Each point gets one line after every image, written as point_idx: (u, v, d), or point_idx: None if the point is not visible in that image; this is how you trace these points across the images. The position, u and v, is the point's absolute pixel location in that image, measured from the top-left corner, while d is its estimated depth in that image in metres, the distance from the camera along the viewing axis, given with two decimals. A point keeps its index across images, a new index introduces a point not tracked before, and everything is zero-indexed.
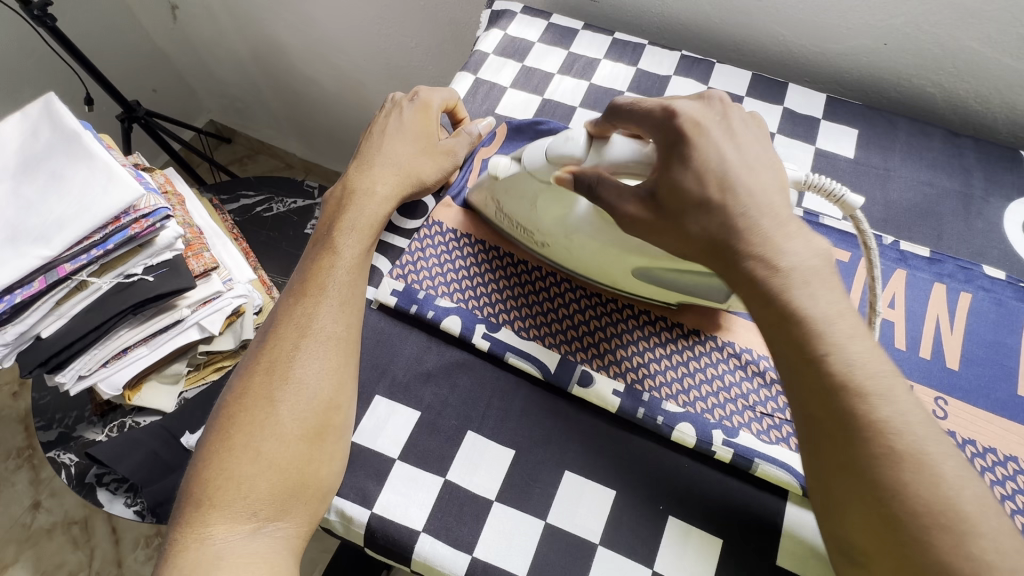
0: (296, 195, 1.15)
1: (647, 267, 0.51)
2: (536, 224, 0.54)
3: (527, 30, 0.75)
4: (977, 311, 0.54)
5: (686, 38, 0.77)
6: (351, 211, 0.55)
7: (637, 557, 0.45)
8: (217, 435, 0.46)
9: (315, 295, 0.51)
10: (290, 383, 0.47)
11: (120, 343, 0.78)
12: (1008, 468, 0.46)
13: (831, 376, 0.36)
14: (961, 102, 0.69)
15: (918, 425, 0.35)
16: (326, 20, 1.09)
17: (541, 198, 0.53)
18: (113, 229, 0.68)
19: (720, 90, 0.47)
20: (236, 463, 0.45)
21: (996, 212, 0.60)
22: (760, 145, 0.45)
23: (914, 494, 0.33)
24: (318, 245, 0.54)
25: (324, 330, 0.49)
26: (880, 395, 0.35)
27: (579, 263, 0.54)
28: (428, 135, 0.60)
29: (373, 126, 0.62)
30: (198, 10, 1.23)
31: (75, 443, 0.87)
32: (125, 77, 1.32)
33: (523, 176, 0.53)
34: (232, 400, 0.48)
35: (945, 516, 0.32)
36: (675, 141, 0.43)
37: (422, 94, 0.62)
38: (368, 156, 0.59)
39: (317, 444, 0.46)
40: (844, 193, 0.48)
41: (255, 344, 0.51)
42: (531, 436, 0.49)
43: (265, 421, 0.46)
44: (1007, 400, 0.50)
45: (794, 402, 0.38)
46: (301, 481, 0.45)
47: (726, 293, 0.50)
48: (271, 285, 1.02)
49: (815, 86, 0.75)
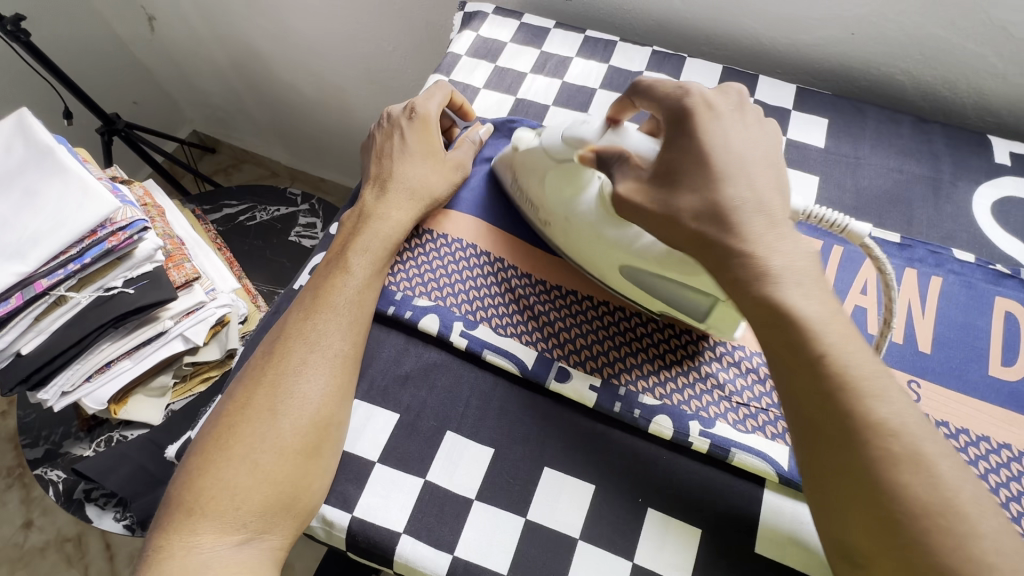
0: (279, 203, 1.15)
1: (631, 265, 0.51)
2: (543, 202, 0.55)
3: (500, 30, 0.75)
4: (948, 294, 0.55)
5: (658, 35, 0.77)
6: (364, 234, 0.55)
7: (616, 549, 0.45)
8: (215, 442, 0.46)
9: (326, 313, 0.51)
10: (292, 398, 0.47)
11: (103, 356, 0.77)
12: (980, 447, 0.47)
13: (829, 377, 0.38)
14: (929, 88, 0.69)
15: (914, 425, 0.37)
16: (302, 27, 1.09)
17: (551, 175, 0.54)
18: (90, 243, 0.68)
19: (741, 84, 0.49)
20: (231, 474, 0.45)
21: (964, 196, 0.61)
22: (768, 144, 0.47)
23: (912, 496, 0.35)
24: (332, 265, 0.54)
25: (332, 347, 0.50)
26: (876, 395, 0.38)
27: (575, 250, 0.55)
28: (433, 150, 0.60)
29: (377, 149, 0.62)
30: (175, 21, 1.23)
31: (62, 460, 0.87)
32: (104, 90, 1.31)
33: (538, 151, 0.55)
34: (231, 409, 0.48)
35: (944, 517, 0.34)
36: (682, 119, 0.46)
37: (419, 109, 0.61)
38: (382, 180, 0.59)
39: (312, 461, 0.46)
40: (849, 223, 0.46)
41: (259, 354, 0.51)
42: (510, 434, 0.50)
43: (266, 433, 0.46)
44: (979, 381, 0.50)
45: (795, 407, 0.40)
46: (293, 496, 0.45)
47: (706, 312, 0.49)
48: (256, 294, 1.02)
49: (786, 78, 0.76)
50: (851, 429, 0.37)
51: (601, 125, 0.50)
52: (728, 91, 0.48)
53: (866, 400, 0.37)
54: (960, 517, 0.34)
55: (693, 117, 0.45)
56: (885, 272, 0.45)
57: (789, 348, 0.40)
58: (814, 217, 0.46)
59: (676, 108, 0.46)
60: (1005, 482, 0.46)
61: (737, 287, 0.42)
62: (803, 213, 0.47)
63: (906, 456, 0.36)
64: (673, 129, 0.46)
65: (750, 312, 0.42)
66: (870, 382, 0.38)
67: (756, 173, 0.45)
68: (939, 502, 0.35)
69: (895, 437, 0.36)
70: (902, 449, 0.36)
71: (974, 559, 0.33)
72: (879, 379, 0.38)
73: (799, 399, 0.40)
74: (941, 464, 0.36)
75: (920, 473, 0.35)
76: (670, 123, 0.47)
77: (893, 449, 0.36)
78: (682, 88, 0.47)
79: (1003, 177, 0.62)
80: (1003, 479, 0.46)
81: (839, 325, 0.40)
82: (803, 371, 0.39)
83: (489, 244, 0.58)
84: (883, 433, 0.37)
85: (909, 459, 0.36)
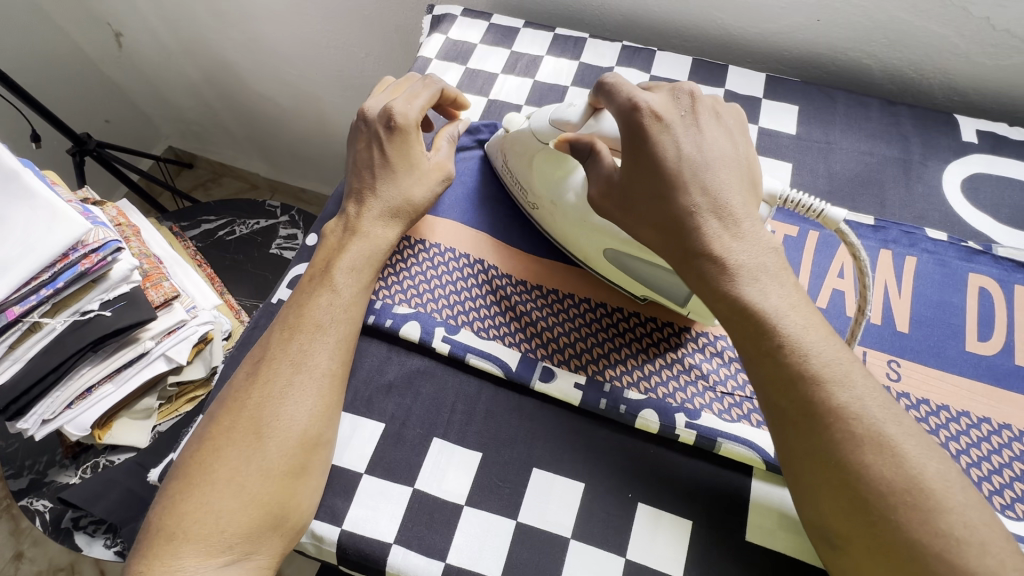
0: (258, 216, 1.14)
1: (619, 249, 0.53)
2: (532, 186, 0.57)
3: (469, 32, 0.75)
4: (922, 274, 0.55)
5: (627, 30, 0.77)
6: (349, 252, 0.53)
7: (609, 547, 0.45)
8: (198, 466, 0.45)
9: (310, 332, 0.49)
10: (277, 421, 0.46)
11: (83, 382, 0.75)
12: (962, 423, 0.48)
13: (798, 364, 0.41)
14: (897, 71, 0.70)
15: (876, 409, 0.39)
16: (273, 38, 1.08)
17: (539, 158, 0.56)
18: (61, 267, 0.66)
19: (691, 81, 0.50)
20: (215, 497, 0.44)
21: (934, 175, 0.62)
22: (728, 141, 0.48)
23: (874, 476, 0.37)
24: (312, 283, 0.52)
25: (320, 366, 0.48)
26: (837, 382, 0.40)
27: (560, 233, 0.56)
28: (415, 164, 0.56)
29: (356, 160, 0.57)
30: (145, 38, 1.21)
31: (48, 489, 0.84)
32: (75, 109, 1.28)
33: (526, 132, 0.56)
34: (214, 432, 0.47)
35: (908, 494, 0.37)
36: (636, 133, 0.47)
37: (397, 117, 0.55)
38: (361, 193, 0.56)
39: (299, 480, 0.45)
40: (825, 207, 0.47)
41: (243, 374, 0.49)
42: (496, 436, 0.49)
43: (252, 455, 0.45)
44: (957, 356, 0.51)
45: (764, 400, 0.42)
46: (280, 516, 0.44)
47: (686, 295, 0.51)
48: (240, 309, 1.01)
49: (756, 67, 0.76)
50: (814, 415, 0.40)
51: (584, 110, 0.51)
52: (678, 95, 0.49)
53: (827, 387, 0.40)
54: (925, 495, 0.36)
55: (642, 131, 0.46)
56: (860, 259, 0.46)
57: (752, 343, 0.42)
58: (792, 202, 0.48)
59: (628, 120, 0.47)
60: (987, 455, 0.46)
61: (704, 285, 0.45)
62: (781, 198, 0.49)
63: (868, 437, 0.38)
64: (627, 144, 0.47)
65: (718, 311, 0.44)
66: (830, 369, 0.40)
67: (713, 175, 0.46)
68: (903, 480, 0.37)
69: (856, 419, 0.39)
70: (864, 431, 0.38)
71: (944, 534, 0.35)
72: (839, 365, 0.41)
73: (767, 394, 0.42)
74: (907, 444, 0.38)
75: (887, 454, 0.38)
76: (623, 135, 0.48)
77: (855, 431, 0.38)
78: (633, 98, 0.47)
79: (970, 154, 0.63)
80: (984, 452, 0.47)
81: (798, 313, 0.43)
82: (766, 365, 0.42)
83: (468, 247, 0.58)
84: (845, 416, 0.39)
85: (871, 440, 0.38)
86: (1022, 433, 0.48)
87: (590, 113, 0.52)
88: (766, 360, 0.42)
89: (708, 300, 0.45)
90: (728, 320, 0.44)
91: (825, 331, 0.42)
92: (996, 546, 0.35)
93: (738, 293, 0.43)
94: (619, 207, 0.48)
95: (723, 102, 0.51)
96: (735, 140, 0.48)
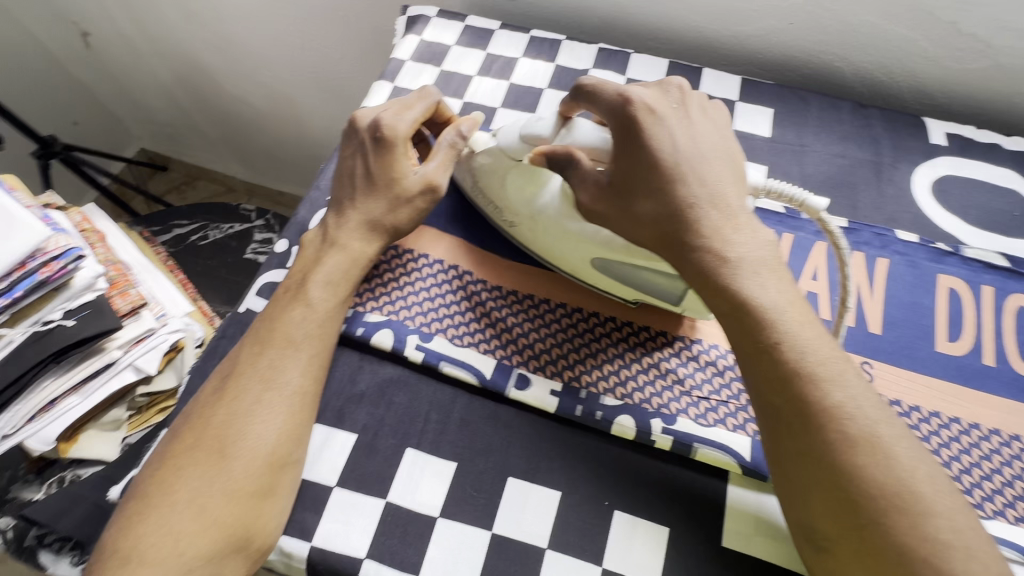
0: (232, 220, 1.11)
1: (606, 257, 0.51)
2: (507, 203, 0.55)
3: (443, 34, 0.74)
4: (894, 275, 0.56)
5: (602, 32, 0.77)
6: (325, 265, 0.52)
7: (585, 557, 0.45)
8: (157, 487, 0.44)
9: (282, 346, 0.48)
10: (243, 440, 0.45)
11: (45, 395, 0.72)
12: (933, 423, 0.48)
13: (786, 363, 0.41)
14: (868, 74, 0.71)
15: (871, 409, 0.39)
16: (247, 39, 1.06)
17: (512, 175, 0.54)
18: (19, 276, 0.63)
19: (678, 77, 0.51)
20: (176, 519, 0.42)
21: (904, 177, 0.63)
22: (716, 133, 0.49)
23: (855, 480, 0.37)
24: (286, 296, 0.51)
25: (290, 384, 0.47)
26: (832, 381, 0.40)
27: (543, 249, 0.55)
28: (399, 180, 0.53)
29: (342, 169, 0.56)
30: (114, 37, 1.18)
31: (9, 506, 0.80)
32: (39, 110, 1.24)
33: (494, 151, 0.54)
34: (177, 451, 0.45)
35: (883, 498, 0.37)
36: (628, 128, 0.46)
37: (385, 129, 0.53)
38: (341, 205, 0.55)
39: (266, 502, 0.44)
40: (807, 196, 0.48)
41: (209, 391, 0.48)
42: (471, 446, 0.48)
43: (217, 476, 0.44)
44: (928, 357, 0.52)
45: (759, 398, 0.42)
46: (245, 537, 0.43)
47: (679, 294, 0.51)
48: (213, 315, 0.99)
49: (731, 70, 0.76)
50: (807, 415, 0.39)
51: (555, 122, 0.50)
52: (666, 89, 0.49)
53: (823, 387, 0.40)
54: (898, 498, 0.37)
55: (637, 126, 0.46)
56: (839, 245, 0.48)
57: (747, 340, 0.42)
58: (773, 191, 0.49)
59: (620, 116, 0.47)
60: (957, 455, 0.47)
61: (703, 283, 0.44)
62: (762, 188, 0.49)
63: (864, 439, 0.38)
64: (618, 140, 0.47)
65: (716, 307, 0.44)
66: (825, 368, 0.40)
67: (708, 167, 0.46)
68: (878, 484, 0.37)
69: (850, 419, 0.39)
70: (858, 432, 0.38)
71: (921, 538, 0.36)
72: (835, 364, 0.41)
73: (761, 392, 0.42)
74: (897, 447, 0.38)
75: (867, 458, 0.38)
76: (614, 131, 0.47)
77: (849, 431, 0.38)
78: (622, 94, 0.48)
79: (939, 157, 0.64)
80: (955, 452, 0.47)
81: (796, 310, 0.43)
82: (761, 362, 0.42)
83: (443, 254, 0.57)
84: (839, 417, 0.39)
85: (866, 441, 0.38)
86: (991, 432, 0.48)
87: (562, 122, 0.50)
88: (763, 358, 0.42)
89: (707, 297, 0.44)
90: (727, 317, 0.43)
91: (819, 329, 0.43)
92: (970, 547, 0.36)
93: (739, 287, 0.43)
94: (616, 205, 0.47)
95: (706, 95, 0.52)
96: (721, 130, 0.49)
